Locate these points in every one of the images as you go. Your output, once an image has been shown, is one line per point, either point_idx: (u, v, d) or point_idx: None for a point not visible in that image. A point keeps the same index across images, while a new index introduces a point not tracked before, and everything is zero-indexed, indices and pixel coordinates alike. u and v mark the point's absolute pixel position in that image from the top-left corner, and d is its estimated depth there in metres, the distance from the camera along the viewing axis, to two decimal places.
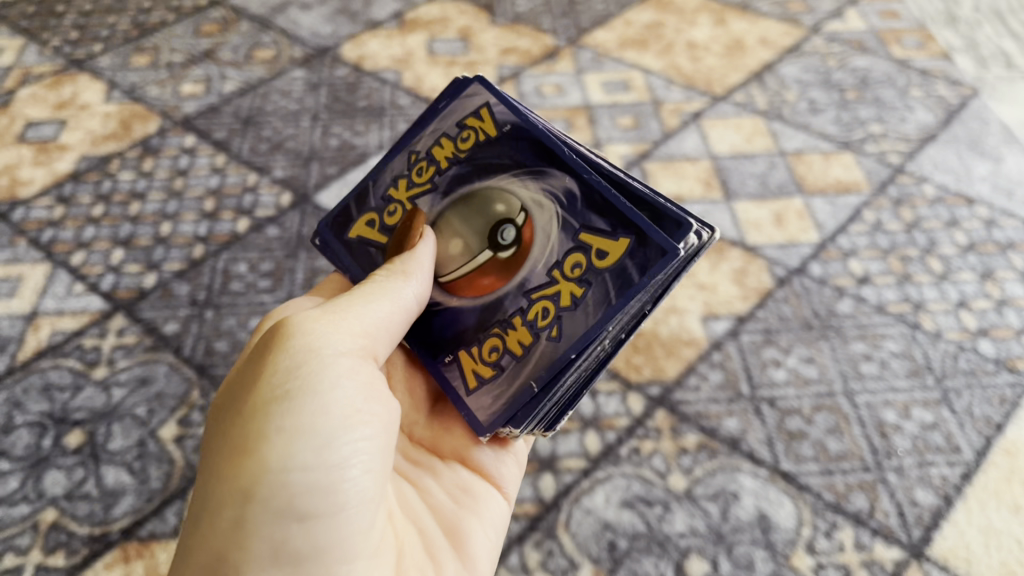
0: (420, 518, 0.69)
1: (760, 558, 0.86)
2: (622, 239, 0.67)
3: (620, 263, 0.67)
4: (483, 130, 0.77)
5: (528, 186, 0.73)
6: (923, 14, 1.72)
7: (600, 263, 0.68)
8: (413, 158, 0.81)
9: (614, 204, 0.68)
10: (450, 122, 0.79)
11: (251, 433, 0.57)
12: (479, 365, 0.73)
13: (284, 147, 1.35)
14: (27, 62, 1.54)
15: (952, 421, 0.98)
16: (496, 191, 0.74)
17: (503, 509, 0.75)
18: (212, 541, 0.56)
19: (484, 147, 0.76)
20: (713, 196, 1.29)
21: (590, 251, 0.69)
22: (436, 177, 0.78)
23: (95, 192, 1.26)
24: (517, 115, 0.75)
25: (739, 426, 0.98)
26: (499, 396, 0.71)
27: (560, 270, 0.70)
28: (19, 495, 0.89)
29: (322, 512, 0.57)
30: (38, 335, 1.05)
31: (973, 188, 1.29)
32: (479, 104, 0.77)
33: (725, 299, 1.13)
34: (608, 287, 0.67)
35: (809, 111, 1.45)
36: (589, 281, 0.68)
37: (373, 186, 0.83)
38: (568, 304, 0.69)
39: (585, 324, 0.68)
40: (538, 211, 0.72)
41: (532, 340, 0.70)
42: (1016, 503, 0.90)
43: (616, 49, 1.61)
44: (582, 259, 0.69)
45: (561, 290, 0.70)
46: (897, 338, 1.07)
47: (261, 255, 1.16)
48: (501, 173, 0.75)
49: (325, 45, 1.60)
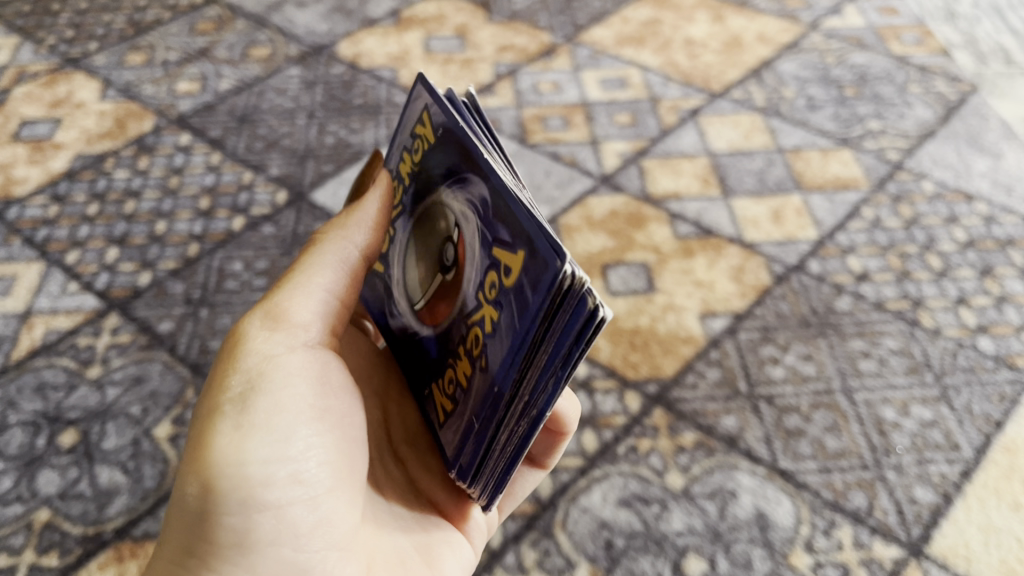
0: (392, 531, 0.68)
1: (758, 556, 0.85)
2: (520, 253, 0.54)
3: (519, 282, 0.54)
4: (427, 138, 0.66)
5: (456, 196, 0.62)
6: (922, 10, 1.71)
7: (508, 282, 0.56)
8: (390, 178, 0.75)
9: (511, 211, 0.54)
10: (406, 133, 0.71)
11: (208, 431, 0.57)
12: (443, 398, 0.67)
13: (279, 145, 1.34)
14: (22, 61, 1.54)
15: (951, 418, 0.98)
16: (438, 204, 0.65)
17: (470, 556, 0.73)
18: (179, 537, 0.56)
19: (429, 156, 0.66)
20: (710, 194, 1.28)
21: (500, 268, 0.57)
22: (404, 197, 0.71)
23: (90, 191, 1.26)
24: (447, 115, 0.62)
25: (737, 424, 0.97)
26: (456, 432, 0.65)
27: (483, 293, 0.60)
28: (13, 495, 0.88)
29: (285, 500, 0.57)
30: (32, 333, 1.04)
31: (972, 184, 1.28)
32: (421, 108, 0.67)
33: (723, 296, 1.12)
34: (512, 311, 0.55)
35: (807, 108, 1.45)
36: (501, 303, 0.57)
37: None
38: (489, 331, 0.59)
39: (501, 353, 0.57)
40: (465, 226, 0.61)
41: (470, 371, 0.62)
42: (1015, 500, 0.89)
43: (613, 46, 1.60)
44: (495, 279, 0.58)
45: (484, 316, 0.60)
46: (896, 335, 1.07)
47: (256, 253, 1.15)
48: (439, 183, 0.64)
49: (321, 42, 1.60)
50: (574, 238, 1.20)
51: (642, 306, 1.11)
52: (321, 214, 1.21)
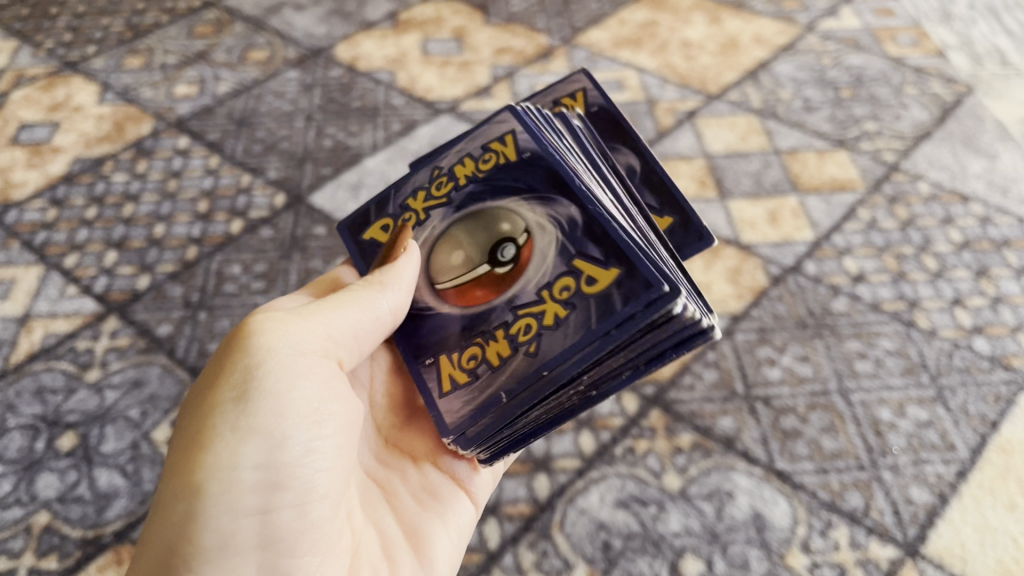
0: (382, 521, 0.69)
1: (755, 557, 0.86)
2: (612, 271, 0.64)
3: (606, 292, 0.63)
4: (504, 155, 0.73)
5: (535, 209, 0.69)
6: (918, 11, 1.72)
7: (588, 289, 0.65)
8: (435, 172, 0.77)
9: (611, 235, 0.64)
10: (476, 142, 0.75)
11: (207, 430, 0.58)
12: (456, 371, 0.70)
13: (277, 148, 1.34)
14: (20, 65, 1.54)
15: (947, 418, 0.98)
16: (505, 211, 0.71)
17: (471, 516, 0.75)
18: (163, 532, 0.56)
19: (503, 170, 0.72)
20: (707, 195, 1.28)
21: (580, 276, 0.65)
22: (452, 192, 0.75)
23: (88, 194, 1.26)
24: (538, 145, 0.71)
25: (734, 425, 0.98)
26: (469, 403, 0.68)
27: (549, 291, 0.67)
28: (12, 498, 0.89)
29: (275, 504, 0.58)
30: (31, 337, 1.05)
31: (967, 185, 1.29)
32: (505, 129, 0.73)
33: (720, 298, 1.13)
34: (591, 312, 0.64)
35: (803, 109, 1.45)
36: (574, 304, 0.65)
37: (394, 194, 0.80)
38: (550, 323, 0.66)
39: (562, 344, 0.64)
40: (539, 234, 0.68)
41: (510, 353, 0.67)
42: (1011, 500, 0.90)
43: (610, 48, 1.61)
44: (571, 284, 0.66)
45: (546, 309, 0.66)
46: (892, 336, 1.07)
47: (254, 256, 1.16)
48: (513, 194, 0.71)
49: (319, 45, 1.60)
50: None
51: None
52: (319, 216, 1.22)
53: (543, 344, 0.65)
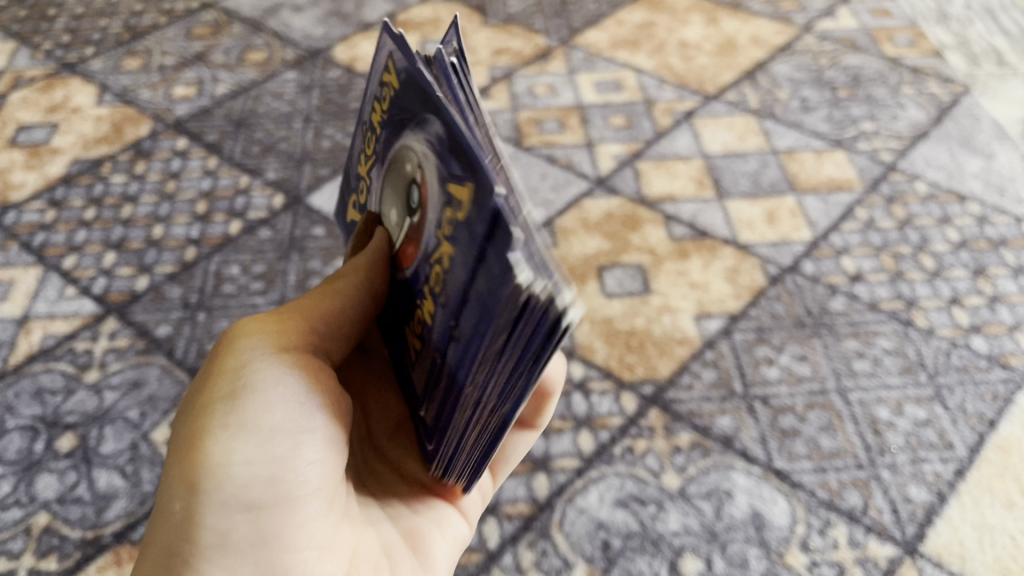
0: (380, 523, 0.69)
1: (754, 556, 0.86)
2: (468, 186, 0.50)
3: (469, 221, 0.50)
4: (392, 86, 0.62)
5: (416, 136, 0.57)
6: (915, 11, 1.72)
7: (460, 218, 0.52)
8: (366, 131, 0.71)
9: (463, 145, 0.49)
10: (376, 81, 0.66)
11: (197, 431, 0.58)
12: (414, 337, 0.65)
13: (276, 149, 1.35)
14: (18, 66, 1.54)
15: (945, 417, 0.98)
16: (402, 147, 0.61)
17: (465, 531, 0.75)
18: (164, 531, 0.57)
19: (394, 100, 0.62)
20: (705, 195, 1.29)
21: (454, 207, 0.53)
22: (376, 147, 0.68)
23: (87, 195, 1.26)
24: (406, 58, 0.56)
25: (733, 424, 0.98)
26: (426, 370, 0.64)
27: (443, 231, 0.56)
28: (11, 499, 0.89)
29: (266, 501, 0.58)
30: (30, 338, 1.05)
31: (964, 185, 1.29)
32: (385, 56, 0.63)
33: (717, 297, 1.13)
34: (465, 247, 0.52)
35: (801, 109, 1.46)
36: (455, 240, 0.53)
37: (352, 165, 0.77)
38: (446, 267, 0.56)
39: (459, 288, 0.54)
40: (425, 164, 0.57)
41: (433, 309, 0.60)
42: (1009, 498, 0.90)
43: (608, 49, 1.61)
44: (451, 217, 0.54)
45: (441, 254, 0.56)
46: (890, 335, 1.08)
47: (253, 257, 1.16)
48: (404, 123, 0.60)
49: (317, 46, 1.60)
50: (571, 240, 1.21)
51: (637, 307, 1.11)
52: (317, 217, 1.22)
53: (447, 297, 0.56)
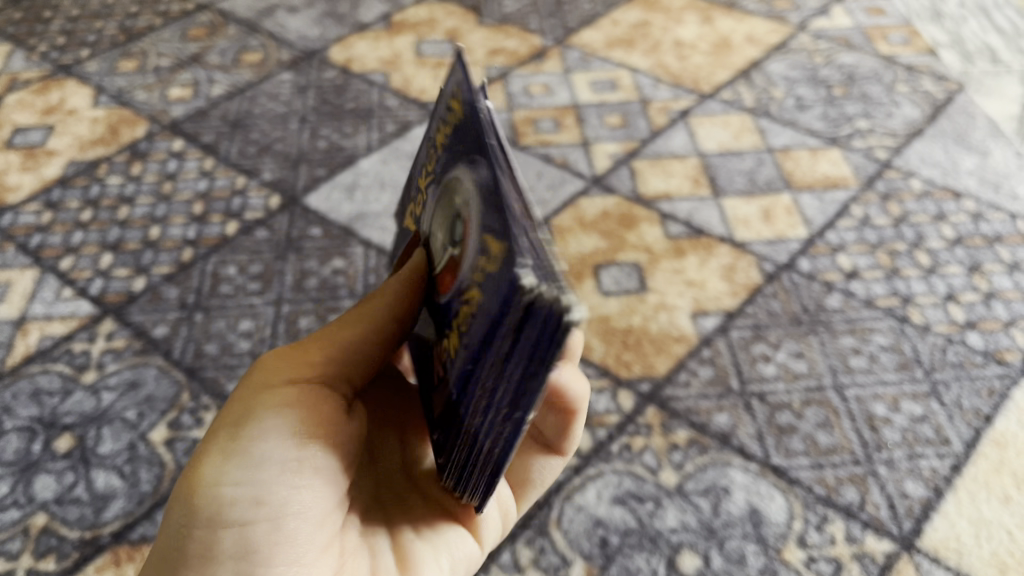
0: (377, 547, 0.65)
1: (751, 552, 0.86)
2: (505, 245, 0.49)
3: (503, 266, 0.49)
4: (455, 116, 0.60)
5: (470, 177, 0.55)
6: (908, 10, 1.73)
7: (494, 266, 0.50)
8: (432, 151, 0.66)
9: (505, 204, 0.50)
10: (443, 106, 0.63)
11: (198, 455, 0.58)
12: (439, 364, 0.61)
13: (272, 150, 1.35)
14: (13, 68, 1.54)
15: (941, 413, 0.99)
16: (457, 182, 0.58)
17: (472, 551, 0.71)
18: (165, 542, 0.57)
19: (461, 133, 0.59)
20: (701, 193, 1.29)
21: (490, 257, 0.51)
22: (436, 165, 0.64)
23: (83, 197, 1.26)
24: (477, 98, 0.55)
25: (730, 421, 0.98)
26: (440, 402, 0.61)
27: (477, 273, 0.53)
28: (10, 500, 0.89)
29: (249, 518, 0.56)
30: (27, 340, 1.05)
31: (959, 182, 1.30)
32: (451, 91, 0.60)
33: (714, 295, 1.13)
34: (495, 295, 0.50)
35: (796, 107, 1.46)
36: (485, 285, 0.51)
37: (416, 174, 0.71)
38: (473, 312, 0.53)
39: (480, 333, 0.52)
40: (468, 212, 0.55)
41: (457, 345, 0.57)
42: (1006, 493, 0.91)
43: (603, 49, 1.61)
44: (485, 267, 0.52)
45: (472, 299, 0.54)
46: (886, 331, 1.08)
47: (250, 257, 1.16)
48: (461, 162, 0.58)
49: (313, 47, 1.60)
50: (567, 239, 1.21)
51: (634, 305, 1.12)
52: (314, 217, 1.22)
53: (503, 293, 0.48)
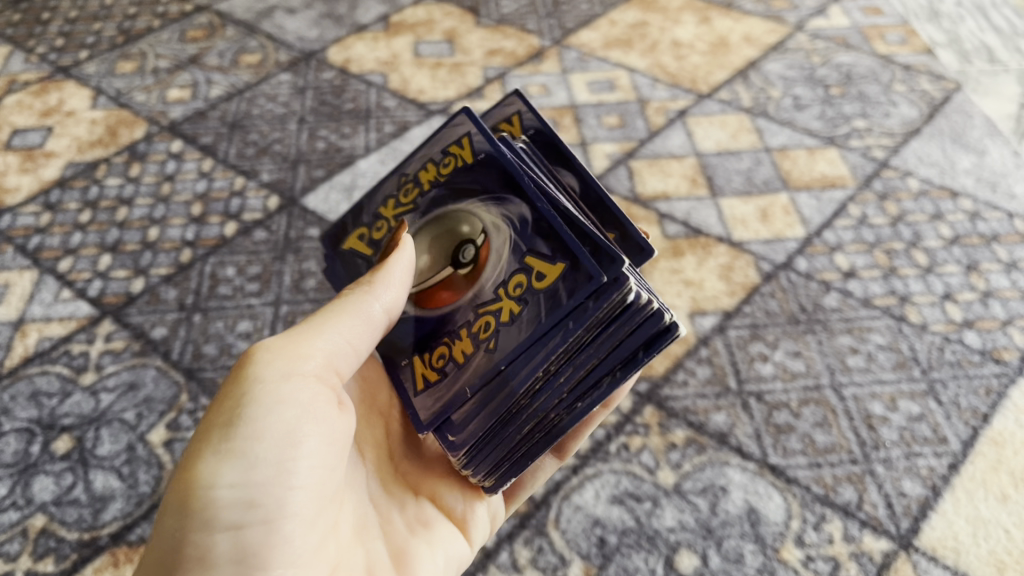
0: (370, 540, 0.66)
1: (749, 551, 0.86)
2: (558, 264, 0.65)
3: (553, 287, 0.65)
4: (462, 158, 0.72)
5: (491, 210, 0.69)
6: (906, 9, 1.73)
7: (538, 285, 0.66)
8: (402, 181, 0.77)
9: (558, 232, 0.65)
10: (436, 148, 0.75)
11: (192, 453, 0.57)
12: (427, 368, 0.73)
13: (270, 151, 1.35)
14: (12, 70, 1.54)
15: (939, 412, 0.99)
16: (463, 212, 0.71)
17: (464, 551, 0.73)
18: (158, 546, 0.56)
19: (463, 172, 0.72)
20: (699, 193, 1.29)
21: (531, 273, 0.66)
22: (418, 198, 0.75)
23: (82, 198, 1.26)
24: (492, 145, 0.69)
25: (728, 420, 0.98)
26: (439, 399, 0.71)
27: (505, 289, 0.68)
28: (8, 502, 0.89)
29: (248, 520, 0.56)
30: (26, 341, 1.05)
31: (956, 181, 1.30)
32: (460, 132, 0.72)
33: (712, 294, 1.13)
34: (540, 307, 0.65)
35: (793, 107, 1.47)
36: (526, 300, 0.66)
37: (368, 203, 0.80)
38: (506, 319, 0.68)
39: (518, 338, 0.66)
40: (494, 234, 0.69)
41: (473, 349, 0.70)
42: (1003, 492, 0.91)
43: (601, 49, 1.62)
44: (523, 280, 0.67)
45: (503, 306, 0.68)
46: (883, 331, 1.08)
47: (249, 258, 1.16)
48: (470, 196, 0.71)
49: (311, 48, 1.60)
50: None
51: None
52: (312, 218, 1.22)
53: (591, 307, 0.63)
